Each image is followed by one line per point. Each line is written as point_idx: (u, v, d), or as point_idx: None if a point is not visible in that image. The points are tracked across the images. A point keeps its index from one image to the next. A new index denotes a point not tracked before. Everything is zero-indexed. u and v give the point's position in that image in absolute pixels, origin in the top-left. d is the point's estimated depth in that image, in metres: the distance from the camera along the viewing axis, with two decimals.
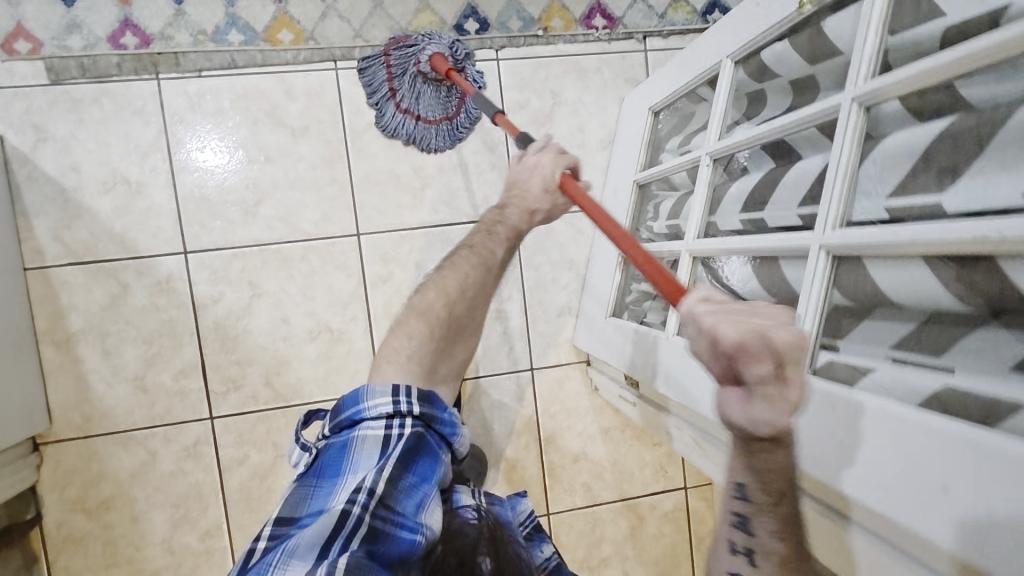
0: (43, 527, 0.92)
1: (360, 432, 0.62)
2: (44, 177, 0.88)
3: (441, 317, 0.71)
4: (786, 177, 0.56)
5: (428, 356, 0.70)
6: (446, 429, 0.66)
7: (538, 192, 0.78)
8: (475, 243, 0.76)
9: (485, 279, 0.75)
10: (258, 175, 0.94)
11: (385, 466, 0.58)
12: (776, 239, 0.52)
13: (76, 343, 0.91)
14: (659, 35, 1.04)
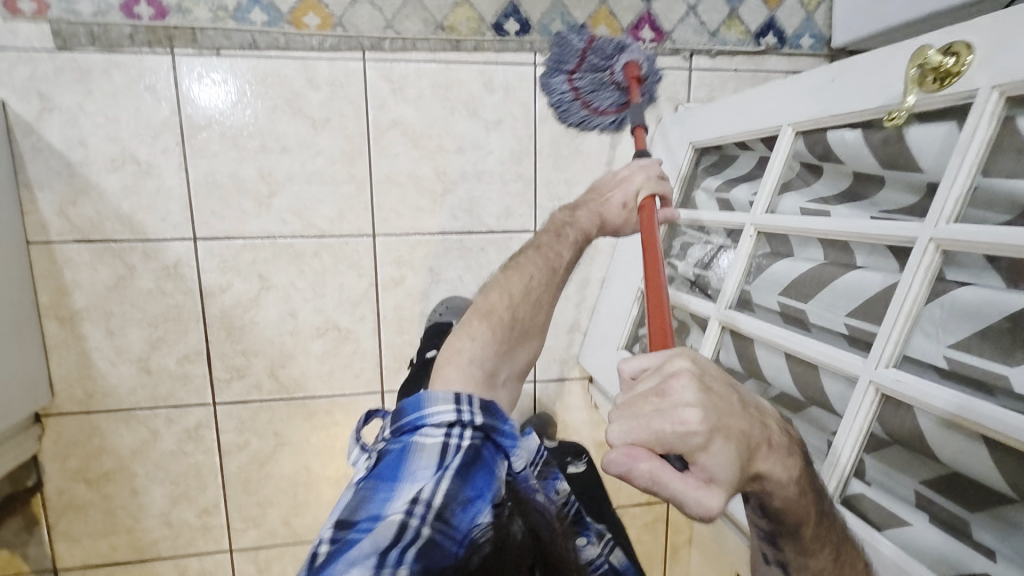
0: (44, 494, 0.94)
1: (419, 438, 0.58)
2: (49, 149, 0.85)
3: (503, 319, 0.72)
4: (839, 281, 0.55)
5: (491, 357, 0.71)
6: (507, 440, 0.61)
7: (616, 207, 0.81)
8: (543, 243, 0.78)
9: (550, 280, 0.77)
10: (274, 165, 0.91)
11: (443, 479, 0.54)
12: (825, 353, 0.53)
13: (80, 321, 0.90)
14: (708, 54, 0.99)
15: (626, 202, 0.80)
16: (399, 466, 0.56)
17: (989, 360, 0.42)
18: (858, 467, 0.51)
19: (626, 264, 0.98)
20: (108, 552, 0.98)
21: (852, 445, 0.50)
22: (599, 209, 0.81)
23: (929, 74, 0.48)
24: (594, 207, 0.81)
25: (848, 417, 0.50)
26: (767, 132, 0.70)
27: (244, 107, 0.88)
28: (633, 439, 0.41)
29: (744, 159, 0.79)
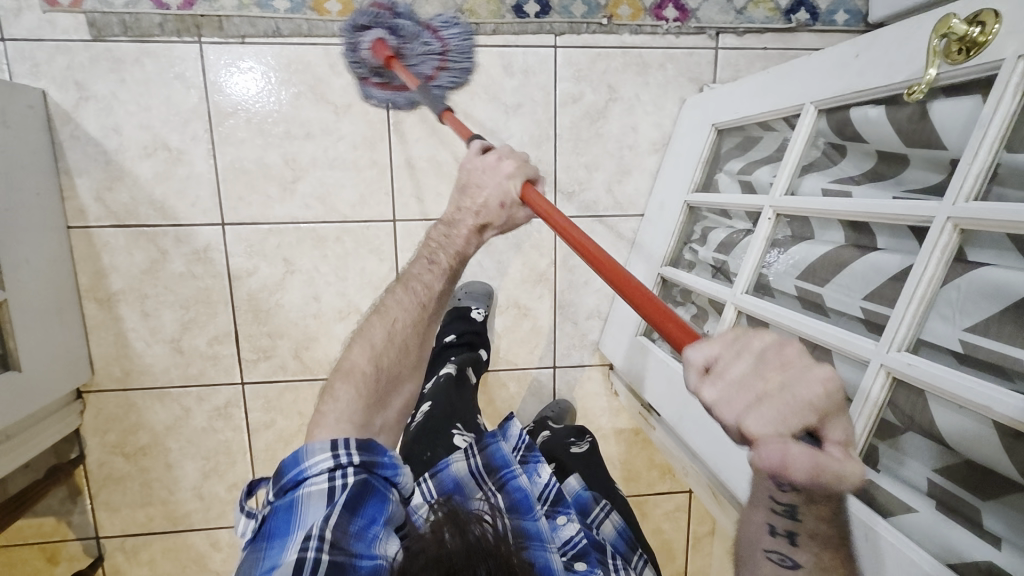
0: (86, 465, 0.99)
1: (304, 490, 0.58)
2: (86, 136, 0.88)
3: (366, 374, 0.69)
4: (855, 264, 0.53)
5: (361, 413, 0.68)
6: (389, 470, 0.63)
7: (494, 206, 0.72)
8: (411, 277, 0.74)
9: (420, 316, 0.73)
10: (298, 151, 0.93)
11: (332, 514, 0.55)
12: (836, 337, 0.51)
13: (117, 302, 0.94)
14: (734, 33, 0.96)
15: (504, 202, 0.72)
16: (289, 521, 0.55)
17: (1007, 343, 0.40)
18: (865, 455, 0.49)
19: (645, 250, 0.97)
20: (145, 522, 1.03)
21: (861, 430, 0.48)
22: (474, 217, 0.73)
23: (954, 45, 0.45)
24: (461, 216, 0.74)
25: (857, 403, 0.48)
26: (790, 110, 0.67)
27: (269, 94, 0.90)
28: (779, 421, 0.34)
29: (767, 142, 0.76)
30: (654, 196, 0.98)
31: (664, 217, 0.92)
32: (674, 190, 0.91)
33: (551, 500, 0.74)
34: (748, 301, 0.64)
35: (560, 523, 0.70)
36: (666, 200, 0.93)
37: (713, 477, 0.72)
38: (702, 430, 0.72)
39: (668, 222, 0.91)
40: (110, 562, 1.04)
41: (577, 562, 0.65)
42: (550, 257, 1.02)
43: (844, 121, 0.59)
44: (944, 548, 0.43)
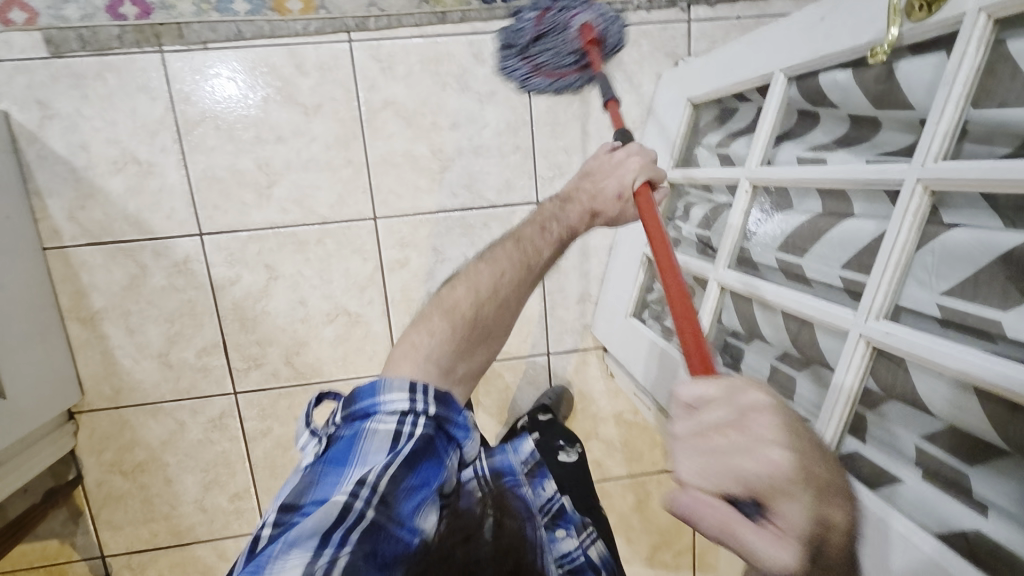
0: (84, 486, 0.99)
1: (371, 426, 0.61)
2: (53, 156, 0.87)
3: (465, 316, 0.71)
4: (831, 233, 0.53)
5: (447, 357, 0.70)
6: (459, 429, 0.65)
7: (611, 195, 0.78)
8: (522, 236, 0.77)
9: (524, 278, 0.75)
10: (271, 155, 0.91)
11: (391, 463, 0.56)
12: (816, 308, 0.51)
13: (100, 320, 0.93)
14: (706, 4, 0.94)
15: (621, 191, 0.76)
16: (350, 453, 0.59)
17: (983, 305, 0.40)
18: (851, 424, 0.49)
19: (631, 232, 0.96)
20: (149, 538, 1.03)
21: (843, 400, 0.48)
22: (589, 200, 0.79)
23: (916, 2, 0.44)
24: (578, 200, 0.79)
25: (839, 373, 0.48)
26: (761, 80, 0.66)
27: (239, 100, 0.89)
28: (703, 472, 0.36)
29: (745, 112, 0.75)
30: None
31: None
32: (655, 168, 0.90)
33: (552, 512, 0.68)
34: (731, 277, 0.63)
35: (559, 536, 0.64)
36: None
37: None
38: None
39: None
40: None
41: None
42: None
43: (814, 87, 0.58)
44: (934, 516, 0.42)
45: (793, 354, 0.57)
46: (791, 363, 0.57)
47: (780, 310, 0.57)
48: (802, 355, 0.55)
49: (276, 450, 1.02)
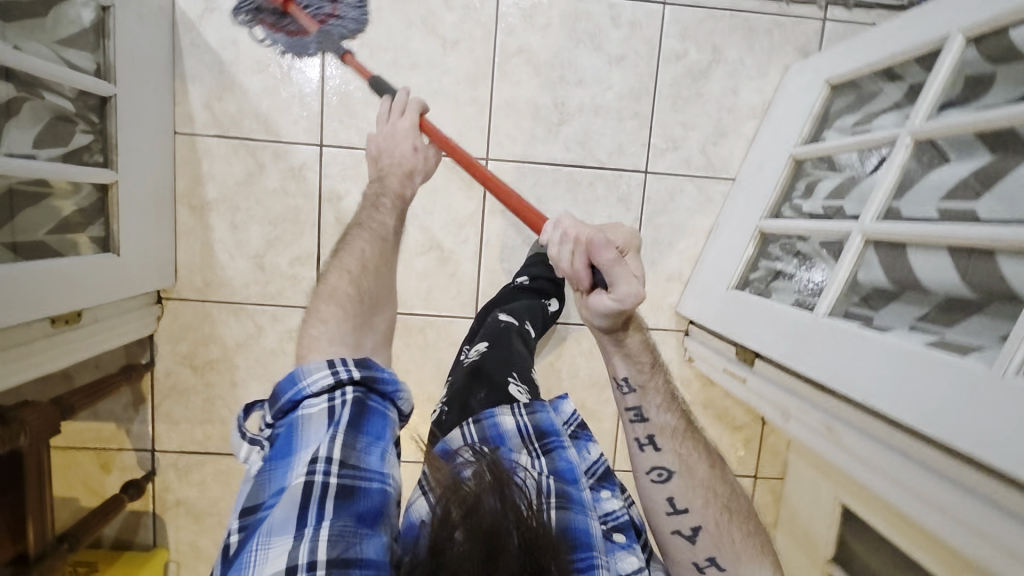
0: (154, 373, 0.99)
1: (302, 411, 0.56)
2: (205, 46, 0.91)
3: (350, 295, 0.70)
4: (1019, 170, 0.52)
5: (352, 332, 0.68)
6: (387, 386, 0.62)
7: (408, 152, 0.80)
8: (365, 219, 0.77)
9: (385, 249, 0.76)
10: (402, 81, 0.94)
11: (336, 433, 0.54)
12: (1006, 232, 0.49)
13: (208, 211, 0.95)
14: (845, 6, 0.96)
15: (417, 144, 0.80)
16: (289, 442, 0.54)
17: None
18: None
19: (738, 212, 0.96)
20: (202, 441, 1.01)
21: None
22: (403, 168, 0.80)
23: None
24: (405, 156, 0.80)
25: None
26: (928, 46, 0.67)
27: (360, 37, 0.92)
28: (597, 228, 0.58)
29: (890, 91, 0.76)
30: (750, 160, 0.98)
31: (763, 178, 0.92)
32: (778, 149, 0.91)
33: (596, 475, 0.66)
34: (880, 226, 0.63)
35: (603, 496, 0.64)
36: (767, 160, 0.93)
37: (827, 413, 0.65)
38: (820, 353, 0.64)
39: (770, 177, 0.90)
40: (161, 478, 1.02)
41: (616, 533, 0.60)
42: (636, 214, 1.01)
43: (998, 44, 0.59)
44: None
45: (959, 297, 0.55)
46: (953, 308, 0.55)
47: (947, 250, 0.55)
48: (974, 293, 0.53)
49: None
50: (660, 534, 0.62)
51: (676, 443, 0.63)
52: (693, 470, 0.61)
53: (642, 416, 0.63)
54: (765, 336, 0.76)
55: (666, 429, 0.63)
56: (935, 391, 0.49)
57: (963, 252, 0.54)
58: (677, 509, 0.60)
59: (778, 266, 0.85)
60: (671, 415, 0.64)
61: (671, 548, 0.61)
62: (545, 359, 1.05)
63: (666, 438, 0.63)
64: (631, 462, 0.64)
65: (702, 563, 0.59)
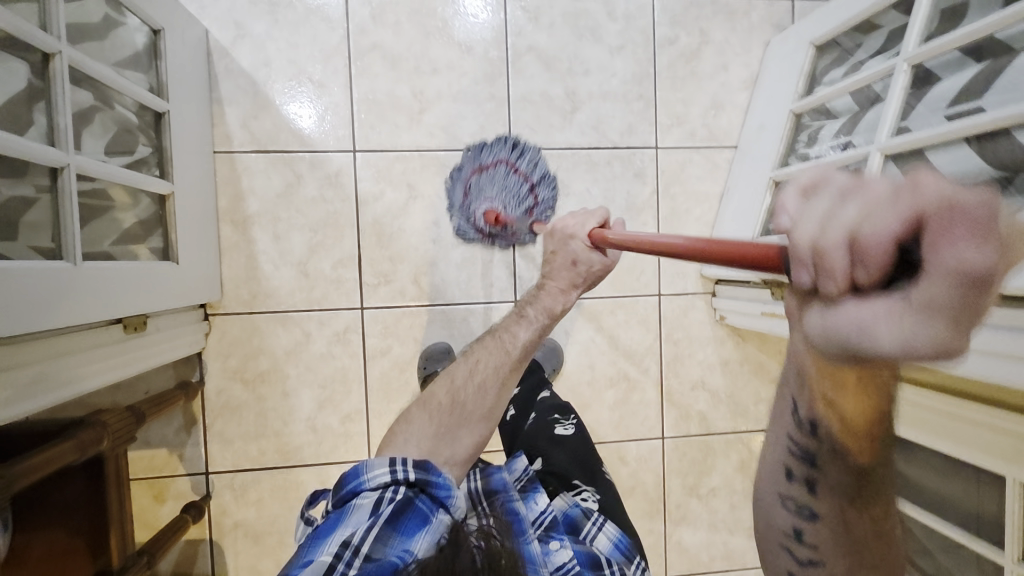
0: (205, 392, 0.98)
1: (357, 502, 0.61)
2: (238, 70, 0.97)
3: (442, 403, 0.70)
4: (1015, 64, 0.59)
5: (428, 441, 0.68)
6: (441, 492, 0.62)
7: (567, 266, 0.77)
8: (500, 331, 0.76)
9: (501, 365, 0.72)
10: (425, 85, 1.01)
11: (374, 525, 0.57)
12: (1013, 111, 0.56)
13: (251, 225, 0.99)
14: None
15: (578, 257, 0.76)
16: (335, 525, 0.58)
17: None
18: None
19: (746, 173, 1.04)
20: (257, 457, 1.00)
21: None
22: (565, 278, 0.77)
23: None
24: (558, 273, 0.78)
25: None
26: None
27: (384, 46, 1.00)
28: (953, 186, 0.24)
29: (874, 39, 0.85)
30: (749, 126, 1.07)
31: (766, 136, 1.01)
32: (775, 109, 1.00)
33: (544, 525, 0.70)
34: (896, 140, 0.70)
35: (553, 547, 0.66)
36: (767, 122, 1.02)
37: None
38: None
39: (772, 134, 1.00)
40: (217, 502, 1.00)
41: None
42: (653, 187, 1.08)
43: None
44: None
45: None
46: None
47: (968, 142, 0.62)
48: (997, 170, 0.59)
49: (392, 375, 1.02)
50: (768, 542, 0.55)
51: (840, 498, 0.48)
52: (852, 528, 0.48)
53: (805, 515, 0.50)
54: None
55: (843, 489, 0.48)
56: None
57: (980, 140, 0.61)
58: None
59: None
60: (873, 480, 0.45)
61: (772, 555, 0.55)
62: (585, 334, 1.08)
63: (835, 489, 0.48)
64: (769, 477, 0.52)
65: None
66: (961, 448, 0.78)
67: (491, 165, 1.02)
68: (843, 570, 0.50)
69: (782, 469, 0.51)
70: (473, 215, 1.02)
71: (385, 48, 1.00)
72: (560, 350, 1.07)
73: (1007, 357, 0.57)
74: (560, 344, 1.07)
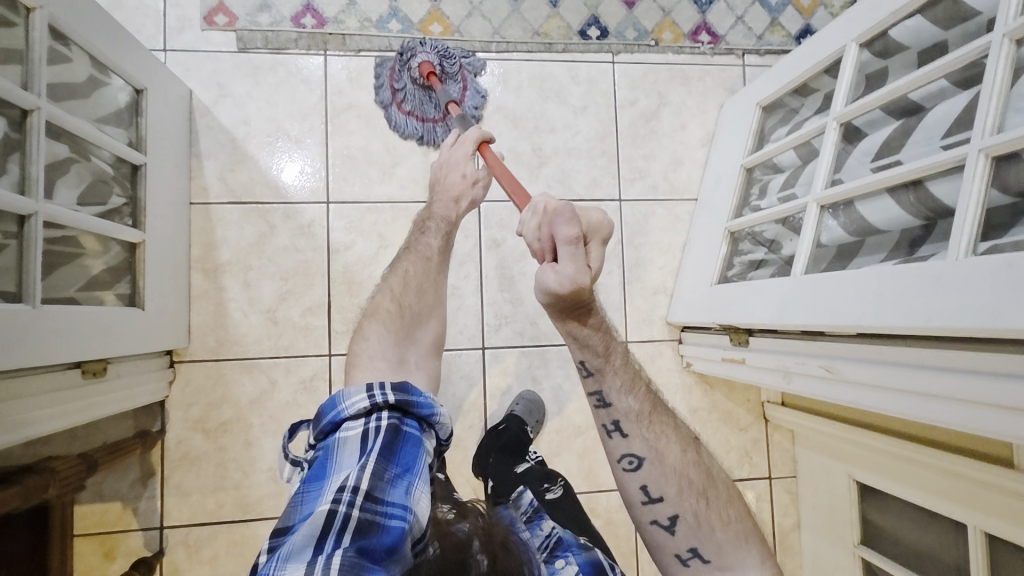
0: (165, 442, 0.97)
1: (341, 435, 0.59)
2: (218, 126, 1.02)
3: (390, 310, 0.79)
4: (927, 123, 0.66)
5: (392, 348, 0.76)
6: (423, 409, 0.64)
7: (460, 183, 0.88)
8: (415, 244, 0.87)
9: (427, 270, 0.85)
10: (398, 141, 1.06)
11: (368, 462, 0.54)
12: (927, 162, 0.61)
13: (222, 273, 1.00)
14: (757, 54, 1.17)
15: (466, 172, 0.87)
16: (325, 464, 0.56)
17: None
18: (984, 231, 0.56)
19: (705, 225, 1.08)
20: (214, 510, 0.97)
21: (972, 210, 0.56)
22: (455, 198, 0.87)
23: None
24: (452, 184, 0.88)
25: (962, 190, 0.57)
26: (833, 59, 0.85)
27: (359, 105, 1.06)
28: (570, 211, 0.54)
29: (810, 100, 0.93)
30: (707, 180, 1.12)
31: (722, 190, 1.06)
32: (729, 164, 1.06)
33: (548, 547, 0.61)
34: (831, 191, 0.75)
35: (558, 565, 0.58)
36: (722, 176, 1.07)
37: (824, 358, 0.74)
38: (808, 307, 0.73)
39: (727, 187, 1.05)
40: (170, 559, 0.96)
41: None
42: (617, 237, 1.12)
43: (885, 43, 0.77)
44: None
45: (908, 226, 0.66)
46: (906, 239, 0.66)
47: (892, 191, 0.68)
48: (918, 216, 0.64)
49: None
50: (641, 525, 0.63)
51: (642, 429, 0.63)
52: (663, 456, 0.63)
53: (637, 464, 0.63)
54: (750, 308, 0.85)
55: (629, 410, 0.64)
56: (899, 292, 0.60)
57: (902, 189, 0.66)
58: (688, 557, 0.61)
59: (751, 258, 0.96)
60: (636, 399, 0.65)
61: (651, 538, 0.63)
62: (553, 382, 1.09)
63: (632, 423, 0.64)
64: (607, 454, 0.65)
65: (685, 554, 0.61)
66: (936, 499, 0.80)
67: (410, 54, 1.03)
68: (677, 495, 0.61)
69: (602, 432, 0.66)
70: (410, 70, 1.04)
71: (360, 107, 1.06)
72: (541, 403, 1.06)
73: (949, 399, 0.58)
74: (537, 395, 1.07)
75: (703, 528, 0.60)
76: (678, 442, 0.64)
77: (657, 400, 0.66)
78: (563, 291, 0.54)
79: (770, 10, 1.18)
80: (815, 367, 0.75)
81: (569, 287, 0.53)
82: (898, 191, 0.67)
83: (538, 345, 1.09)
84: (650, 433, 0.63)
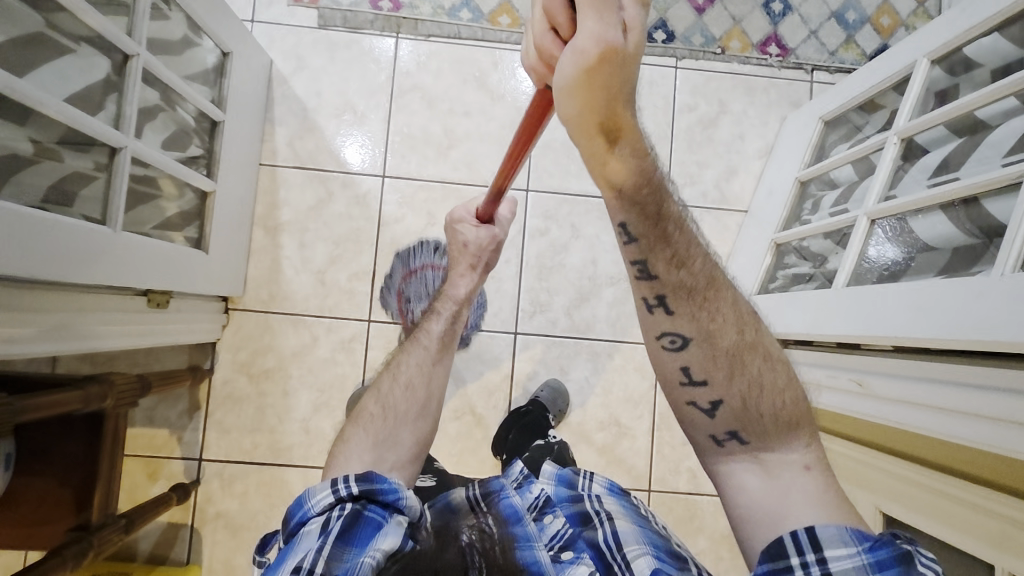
0: (212, 380, 1.04)
1: (305, 529, 0.57)
2: (294, 96, 1.10)
3: (373, 413, 0.74)
4: (990, 141, 0.64)
5: (371, 452, 0.70)
6: (389, 497, 0.59)
7: (471, 244, 0.88)
8: (416, 333, 0.83)
9: (421, 362, 0.79)
10: (456, 124, 1.11)
11: (324, 546, 0.53)
12: (985, 179, 0.60)
13: (281, 231, 1.08)
14: (827, 70, 1.15)
15: (469, 240, 0.88)
16: (285, 557, 0.54)
17: None
18: None
19: (751, 236, 1.07)
20: (249, 450, 1.04)
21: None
22: (467, 262, 0.88)
23: None
24: (459, 257, 0.88)
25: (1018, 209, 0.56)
26: (903, 74, 0.83)
27: (424, 87, 1.11)
28: None
29: (874, 117, 0.90)
30: (760, 191, 1.10)
31: (773, 201, 1.05)
32: (784, 176, 1.05)
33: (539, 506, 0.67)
34: (883, 205, 0.73)
35: (547, 521, 0.65)
36: (775, 188, 1.06)
37: (857, 372, 0.73)
38: (845, 315, 0.72)
39: (779, 199, 1.03)
40: (205, 489, 1.03)
41: (565, 552, 0.60)
42: None
43: (958, 61, 0.74)
44: None
45: (960, 245, 0.64)
46: (956, 258, 0.64)
47: (947, 208, 0.66)
48: (973, 235, 0.62)
49: None
50: (676, 404, 0.58)
51: (692, 306, 0.53)
52: (712, 338, 0.53)
53: (680, 346, 0.54)
54: (788, 319, 0.84)
55: (680, 286, 0.53)
56: (934, 304, 0.60)
57: (958, 206, 0.65)
58: (723, 440, 0.56)
59: (796, 271, 0.95)
60: (690, 272, 0.53)
61: (687, 417, 0.58)
62: (580, 374, 1.10)
63: (681, 298, 0.53)
64: (642, 328, 0.56)
65: (722, 437, 0.56)
66: (960, 535, 0.74)
67: (420, 269, 1.07)
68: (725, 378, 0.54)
69: (643, 308, 0.55)
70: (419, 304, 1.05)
71: (425, 89, 1.11)
72: (565, 393, 1.08)
73: (976, 417, 0.56)
74: (562, 384, 1.09)
75: (746, 412, 0.54)
76: (735, 321, 0.54)
77: (716, 273, 0.54)
78: (587, 69, 0.38)
79: (846, 27, 1.15)
80: (844, 379, 0.74)
81: (592, 58, 0.38)
82: (953, 209, 0.65)
83: (568, 336, 1.10)
84: (700, 310, 0.53)
